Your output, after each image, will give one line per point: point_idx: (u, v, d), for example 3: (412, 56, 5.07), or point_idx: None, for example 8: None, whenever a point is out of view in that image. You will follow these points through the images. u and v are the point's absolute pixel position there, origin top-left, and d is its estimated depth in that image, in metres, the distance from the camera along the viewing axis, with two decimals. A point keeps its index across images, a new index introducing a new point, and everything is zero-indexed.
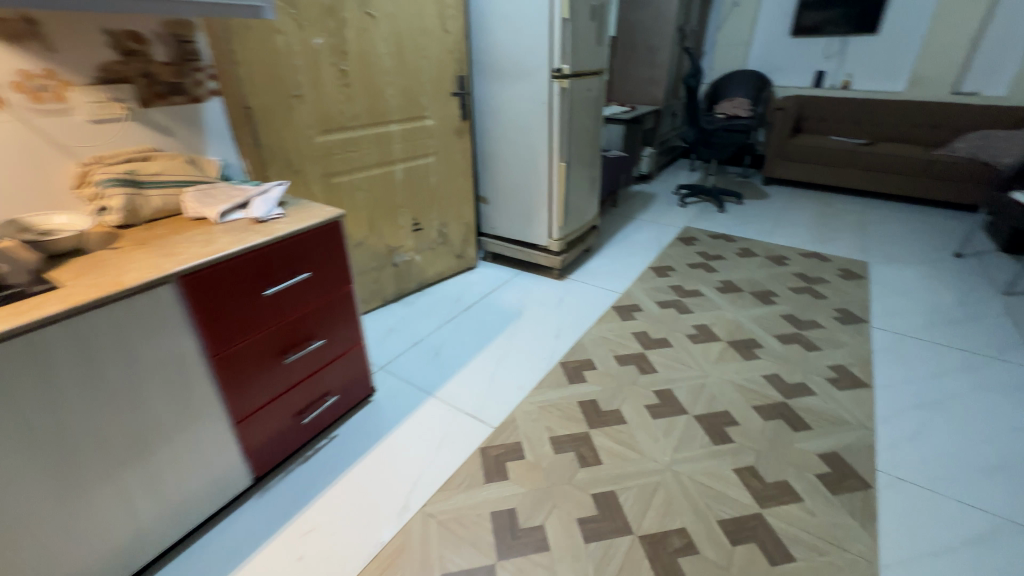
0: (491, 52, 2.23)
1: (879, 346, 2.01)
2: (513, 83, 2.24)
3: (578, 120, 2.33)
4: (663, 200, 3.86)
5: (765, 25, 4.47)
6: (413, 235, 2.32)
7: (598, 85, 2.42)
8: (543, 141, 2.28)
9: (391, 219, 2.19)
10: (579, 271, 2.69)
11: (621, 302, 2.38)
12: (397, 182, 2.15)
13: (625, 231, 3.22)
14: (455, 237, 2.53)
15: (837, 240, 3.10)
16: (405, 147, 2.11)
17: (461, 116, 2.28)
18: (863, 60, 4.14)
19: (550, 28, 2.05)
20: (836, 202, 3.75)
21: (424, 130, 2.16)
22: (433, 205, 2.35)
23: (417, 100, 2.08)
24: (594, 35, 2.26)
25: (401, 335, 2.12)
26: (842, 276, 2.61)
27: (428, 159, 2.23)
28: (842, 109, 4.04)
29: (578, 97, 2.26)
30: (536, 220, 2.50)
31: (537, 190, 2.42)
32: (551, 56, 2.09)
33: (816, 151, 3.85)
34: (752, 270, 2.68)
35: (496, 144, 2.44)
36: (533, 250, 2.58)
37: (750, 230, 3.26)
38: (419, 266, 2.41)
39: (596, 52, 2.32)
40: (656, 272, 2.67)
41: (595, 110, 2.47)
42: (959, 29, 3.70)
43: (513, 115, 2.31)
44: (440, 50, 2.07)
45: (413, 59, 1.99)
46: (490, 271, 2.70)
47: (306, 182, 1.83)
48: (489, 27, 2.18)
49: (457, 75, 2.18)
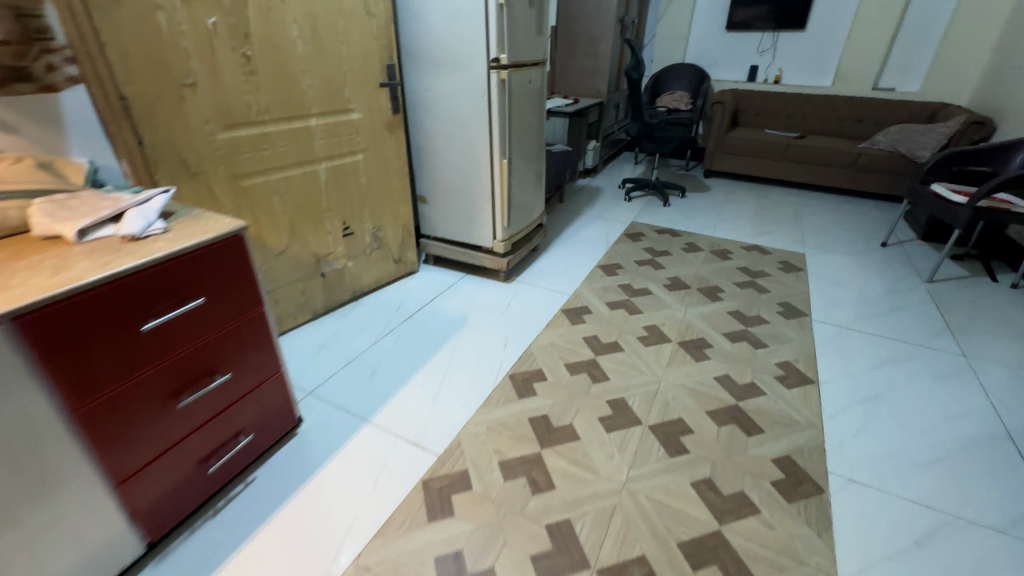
0: (423, 39, 2.04)
1: (822, 340, 2.04)
2: (448, 74, 2.07)
3: (520, 115, 2.19)
4: (608, 194, 3.82)
5: (702, 19, 4.51)
6: (343, 241, 2.10)
7: (540, 77, 2.29)
8: (483, 137, 2.13)
9: (317, 225, 1.97)
10: (527, 272, 2.57)
11: (571, 304, 2.29)
12: (322, 183, 1.93)
13: (572, 228, 3.14)
14: (392, 241, 2.33)
15: (776, 232, 3.17)
16: (328, 144, 1.89)
17: (392, 109, 2.08)
18: (792, 55, 4.28)
19: (486, 14, 1.89)
20: (772, 194, 3.86)
21: (351, 124, 1.94)
22: (365, 207, 2.14)
23: (340, 91, 1.86)
24: (533, 23, 2.12)
25: (333, 353, 1.91)
26: (782, 269, 2.66)
27: (356, 157, 2.02)
28: (775, 104, 4.18)
29: (518, 90, 2.12)
30: (479, 221, 2.35)
31: (479, 188, 2.27)
32: (487, 45, 1.94)
33: (753, 144, 3.94)
34: (699, 266, 2.68)
35: (433, 139, 2.26)
36: (478, 252, 2.43)
37: (694, 224, 3.28)
38: (352, 274, 2.20)
39: (536, 42, 2.19)
40: (605, 271, 2.60)
41: (537, 103, 2.34)
42: (877, 27, 3.89)
43: (450, 108, 2.14)
44: (364, 35, 1.86)
45: (332, 45, 1.77)
46: (433, 275, 2.52)
47: (208, 185, 1.58)
48: (419, 10, 1.99)
49: (385, 63, 1.98)
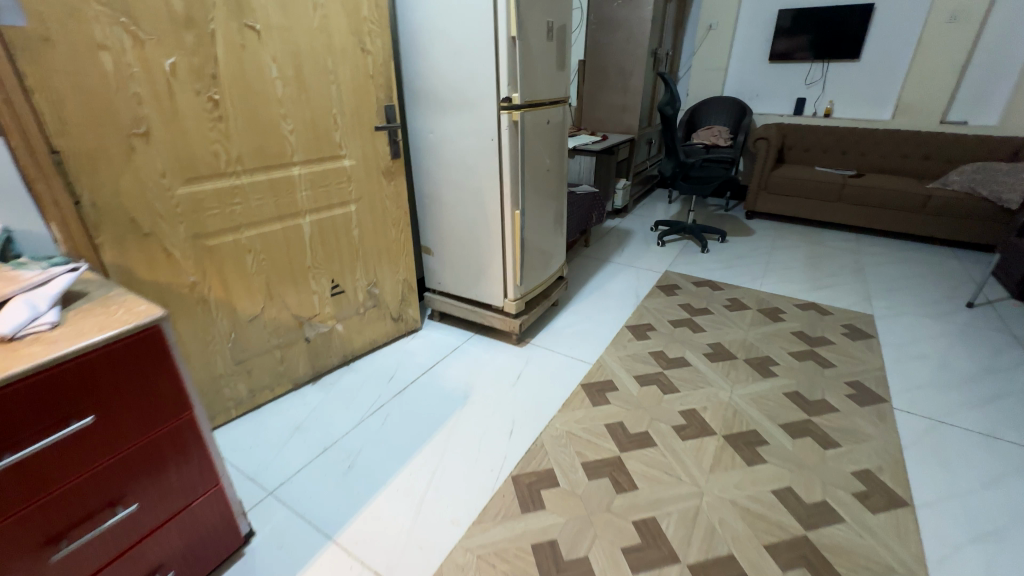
0: (428, 77, 1.82)
1: (911, 440, 1.62)
2: (454, 115, 1.83)
3: (536, 159, 1.93)
4: (639, 237, 3.49)
5: (742, 50, 4.21)
6: (331, 301, 1.86)
7: (560, 116, 2.03)
8: (493, 185, 1.86)
9: (299, 285, 1.73)
10: (544, 332, 2.26)
11: (593, 377, 1.96)
12: (306, 239, 1.70)
13: (597, 278, 2.82)
14: (390, 298, 2.08)
15: (834, 287, 2.76)
16: (314, 195, 1.67)
17: (391, 154, 1.85)
18: (845, 87, 3.91)
19: (497, 49, 1.65)
20: (826, 240, 3.44)
21: (341, 173, 1.72)
22: (358, 263, 1.90)
23: (329, 136, 1.64)
24: (553, 58, 1.87)
25: (309, 438, 1.63)
26: (847, 335, 2.24)
27: (349, 208, 1.79)
28: (827, 139, 3.79)
29: (535, 132, 1.86)
30: (488, 277, 2.07)
31: (488, 241, 1.99)
32: (497, 83, 1.69)
33: (802, 184, 3.56)
34: (745, 329, 2.30)
35: (439, 186, 2.01)
36: (487, 310, 2.14)
37: (738, 275, 2.90)
38: (342, 337, 1.94)
39: (556, 78, 1.93)
40: (634, 333, 2.27)
41: (557, 146, 2.08)
42: (945, 56, 3.49)
43: (456, 153, 1.90)
44: (357, 75, 1.65)
45: (319, 87, 1.57)
46: (436, 334, 2.24)
47: (164, 247, 1.36)
48: (423, 46, 1.78)
49: (383, 105, 1.76)
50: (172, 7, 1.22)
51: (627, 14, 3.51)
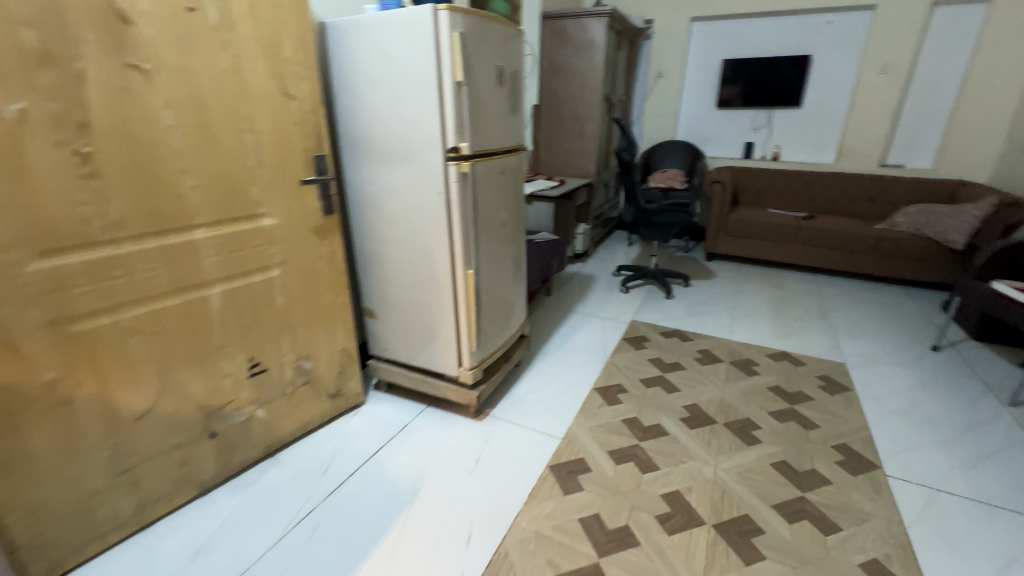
0: (366, 124, 1.62)
1: (914, 518, 1.46)
2: (396, 165, 1.63)
3: (491, 212, 1.74)
4: (602, 284, 3.36)
5: (690, 96, 4.31)
6: (250, 384, 1.55)
7: (516, 166, 1.87)
8: (442, 243, 1.65)
9: (206, 368, 1.43)
10: (505, 401, 2.02)
11: (562, 456, 1.72)
12: (215, 312, 1.41)
13: (561, 331, 2.63)
14: (325, 372, 1.78)
15: (802, 334, 2.69)
16: (224, 261, 1.39)
17: (323, 209, 1.61)
18: (789, 132, 4.04)
19: (441, 95, 1.47)
20: (785, 282, 3.43)
21: (261, 233, 1.46)
22: (284, 335, 1.61)
23: (244, 192, 1.39)
24: (505, 104, 1.72)
25: (212, 566, 1.29)
26: (825, 390, 2.12)
27: (272, 273, 1.52)
28: (777, 182, 3.86)
29: (487, 184, 1.67)
30: (439, 343, 1.82)
31: (438, 303, 1.76)
32: (443, 131, 1.51)
33: (758, 226, 3.56)
34: (720, 386, 2.14)
35: (381, 243, 1.78)
36: (440, 381, 1.89)
37: (705, 324, 2.79)
38: (265, 423, 1.63)
39: (509, 127, 1.78)
40: (604, 396, 2.06)
41: (514, 197, 1.90)
42: (879, 104, 3.67)
43: (400, 207, 1.68)
44: (280, 122, 1.43)
45: (231, 135, 1.33)
46: (382, 410, 1.95)
47: (7, 338, 1.05)
48: (359, 91, 1.59)
49: (312, 155, 1.53)
50: (22, 41, 0.96)
51: (580, 60, 3.50)
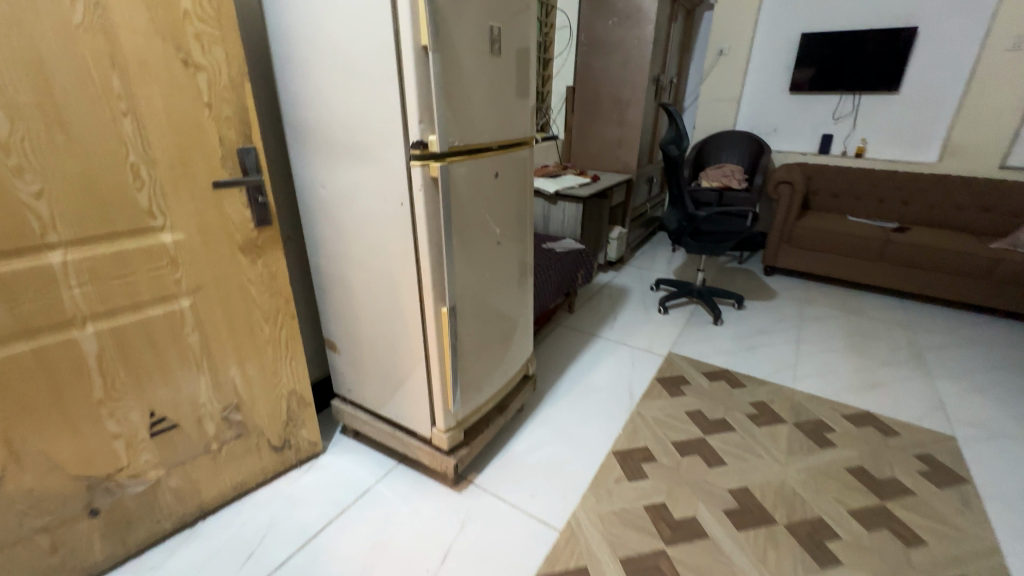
0: (313, 108, 1.21)
1: None
2: (351, 163, 1.21)
3: (478, 229, 1.29)
4: (637, 300, 2.86)
5: (757, 79, 3.64)
6: (152, 444, 1.20)
7: (520, 165, 1.40)
8: (408, 272, 1.23)
9: (82, 430, 1.08)
10: (496, 464, 1.60)
11: (558, 560, 1.28)
12: (92, 360, 1.05)
13: (581, 364, 2.17)
14: (266, 421, 1.41)
15: (892, 385, 2.10)
16: (100, 291, 1.02)
17: (253, 219, 1.21)
18: (882, 123, 3.32)
19: (400, 67, 1.03)
20: (866, 309, 2.80)
21: (159, 254, 1.09)
22: (202, 381, 1.24)
23: (126, 199, 1.01)
24: (502, 83, 1.25)
25: None
26: (929, 480, 1.57)
27: (179, 304, 1.15)
28: (860, 185, 3.19)
29: (472, 192, 1.22)
30: (410, 395, 1.41)
31: (406, 347, 1.35)
32: (405, 119, 1.07)
33: (834, 238, 2.93)
34: (781, 462, 1.62)
35: (339, 264, 1.38)
36: (411, 438, 1.49)
37: (762, 363, 2.25)
38: (179, 490, 1.28)
39: (510, 113, 1.31)
40: (625, 466, 1.60)
41: (516, 206, 1.44)
42: (1006, 89, 2.90)
43: (358, 217, 1.27)
44: (178, 102, 1.03)
45: (97, 121, 0.94)
46: (343, 465, 1.57)
47: None
48: (302, 61, 1.17)
49: (232, 148, 1.13)
50: None
51: (624, 33, 2.94)
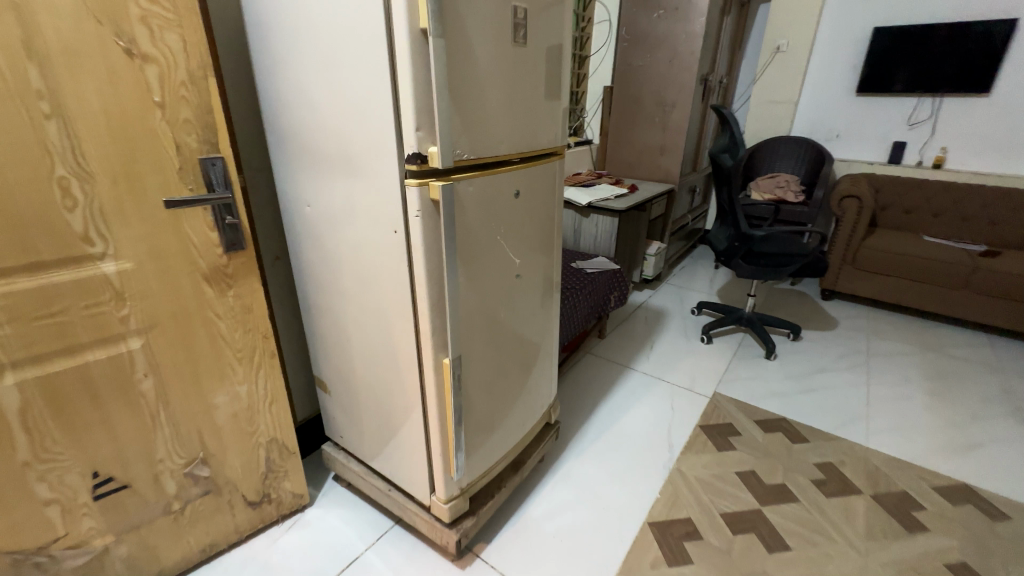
0: (295, 110, 0.99)
1: None
2: (337, 178, 0.98)
3: (493, 262, 1.04)
4: (676, 325, 2.55)
5: (818, 79, 3.26)
6: (97, 508, 1.00)
7: (545, 181, 1.15)
8: (404, 314, 0.99)
9: (5, 499, 0.89)
10: (509, 532, 1.35)
11: None
12: (13, 416, 0.86)
13: (611, 404, 1.90)
14: (240, 475, 1.21)
15: (992, 448, 1.73)
16: (22, 333, 0.83)
17: (222, 243, 1.01)
18: (966, 129, 2.90)
19: (392, 59, 0.79)
20: (948, 346, 2.41)
21: (100, 288, 0.89)
22: (159, 433, 1.04)
23: (54, 221, 0.81)
24: (528, 80, 1.00)
25: None
26: None
27: (127, 346, 0.95)
28: (939, 200, 2.78)
29: (485, 217, 0.98)
30: (407, 453, 1.18)
31: (402, 399, 1.12)
32: (399, 125, 0.83)
33: (908, 262, 2.55)
34: (860, 551, 1.31)
35: (329, 295, 1.17)
36: (408, 501, 1.25)
37: (827, 410, 1.92)
38: (132, 557, 1.08)
39: (536, 119, 1.06)
40: (665, 544, 1.32)
41: (540, 231, 1.19)
42: None
43: (347, 244, 1.04)
44: (122, 102, 0.83)
45: (10, 124, 0.74)
46: (331, 523, 1.35)
47: None
48: (283, 52, 0.95)
49: (193, 158, 0.93)
50: None
51: (670, 27, 2.64)
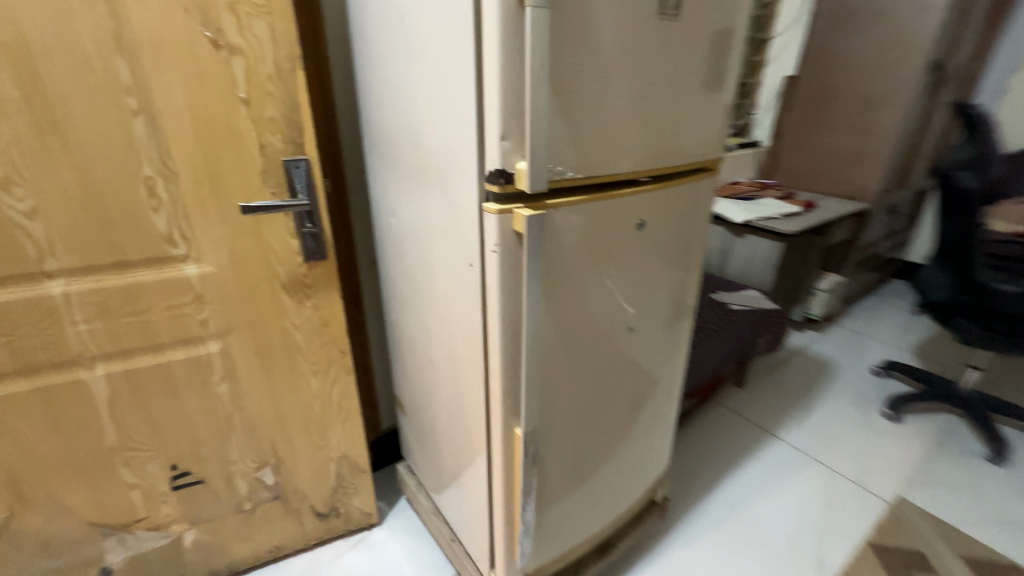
0: (386, 108, 0.85)
1: None
2: (420, 192, 0.82)
3: (594, 313, 0.80)
4: (848, 386, 1.97)
5: None
6: (174, 498, 1.02)
7: (683, 206, 0.85)
8: (475, 363, 0.80)
9: (96, 478, 0.93)
10: None
11: None
12: (102, 405, 0.88)
13: (741, 481, 1.50)
14: (310, 486, 1.16)
15: None
16: (110, 329, 0.84)
17: (302, 252, 0.93)
18: None
19: (478, 43, 0.59)
20: None
21: (181, 289, 0.86)
22: (233, 436, 1.02)
23: (139, 221, 0.79)
24: (674, 69, 0.71)
25: None
26: None
27: (206, 348, 0.93)
28: None
29: (588, 256, 0.73)
30: (470, 511, 1.01)
31: (469, 453, 0.94)
32: (482, 133, 0.63)
33: None
34: None
35: (409, 317, 1.04)
36: (469, 562, 1.08)
37: None
38: (205, 547, 1.10)
39: (681, 123, 0.77)
40: None
41: (668, 270, 0.90)
42: None
43: (426, 266, 0.89)
44: (206, 98, 0.77)
45: (99, 122, 0.72)
46: (392, 552, 1.25)
47: None
48: (377, 40, 0.82)
49: (277, 159, 0.85)
50: None
51: None
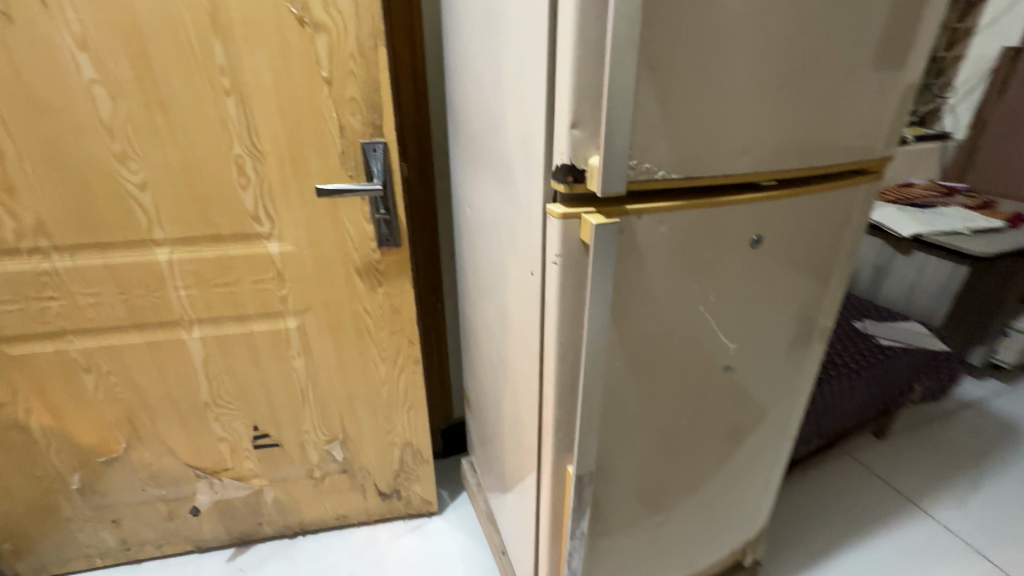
0: (468, 88, 0.78)
1: None
2: (494, 185, 0.74)
3: (678, 346, 0.65)
4: None
5: None
6: (256, 455, 1.10)
7: (822, 218, 0.65)
8: (531, 383, 0.71)
9: (192, 427, 1.03)
10: None
11: None
12: (197, 364, 0.96)
13: (863, 557, 1.22)
14: (374, 465, 1.18)
15: None
16: (205, 296, 0.90)
17: (376, 238, 0.90)
18: None
19: (552, 6, 0.47)
20: None
21: (264, 265, 0.89)
22: (307, 408, 1.06)
23: (229, 198, 0.83)
24: (829, 35, 0.52)
25: None
26: None
27: (285, 324, 0.96)
28: None
29: (675, 277, 0.59)
30: (520, 532, 0.93)
31: (522, 473, 0.86)
32: (552, 119, 0.51)
33: None
34: None
35: (478, 315, 0.97)
36: None
37: None
38: (280, 503, 1.18)
39: (831, 109, 0.57)
40: None
41: (790, 300, 0.70)
42: None
43: (494, 266, 0.81)
44: (291, 77, 0.76)
45: (196, 102, 0.75)
46: (443, 545, 1.23)
47: None
48: (463, 11, 0.74)
49: (355, 142, 0.82)
50: None
51: None
